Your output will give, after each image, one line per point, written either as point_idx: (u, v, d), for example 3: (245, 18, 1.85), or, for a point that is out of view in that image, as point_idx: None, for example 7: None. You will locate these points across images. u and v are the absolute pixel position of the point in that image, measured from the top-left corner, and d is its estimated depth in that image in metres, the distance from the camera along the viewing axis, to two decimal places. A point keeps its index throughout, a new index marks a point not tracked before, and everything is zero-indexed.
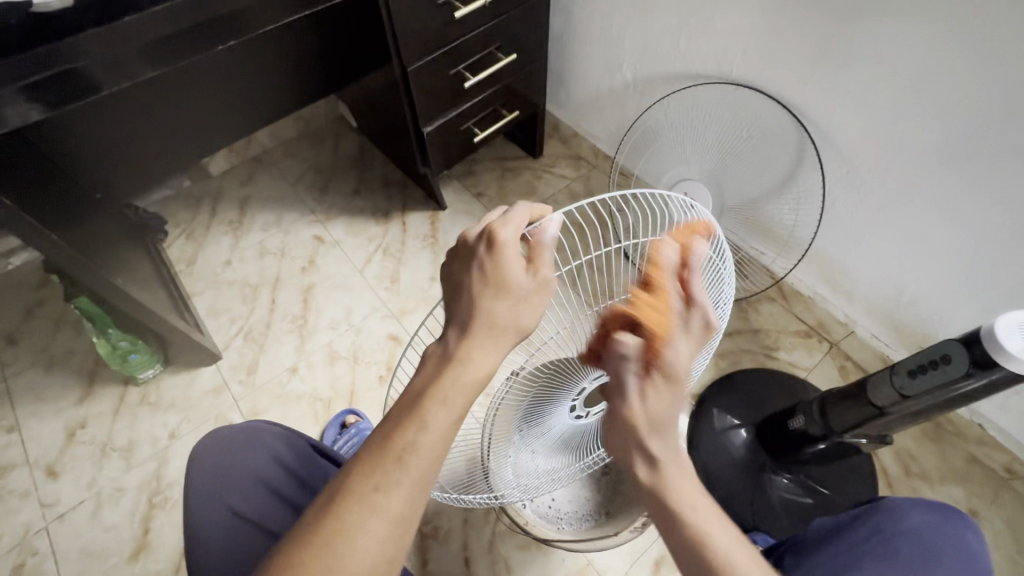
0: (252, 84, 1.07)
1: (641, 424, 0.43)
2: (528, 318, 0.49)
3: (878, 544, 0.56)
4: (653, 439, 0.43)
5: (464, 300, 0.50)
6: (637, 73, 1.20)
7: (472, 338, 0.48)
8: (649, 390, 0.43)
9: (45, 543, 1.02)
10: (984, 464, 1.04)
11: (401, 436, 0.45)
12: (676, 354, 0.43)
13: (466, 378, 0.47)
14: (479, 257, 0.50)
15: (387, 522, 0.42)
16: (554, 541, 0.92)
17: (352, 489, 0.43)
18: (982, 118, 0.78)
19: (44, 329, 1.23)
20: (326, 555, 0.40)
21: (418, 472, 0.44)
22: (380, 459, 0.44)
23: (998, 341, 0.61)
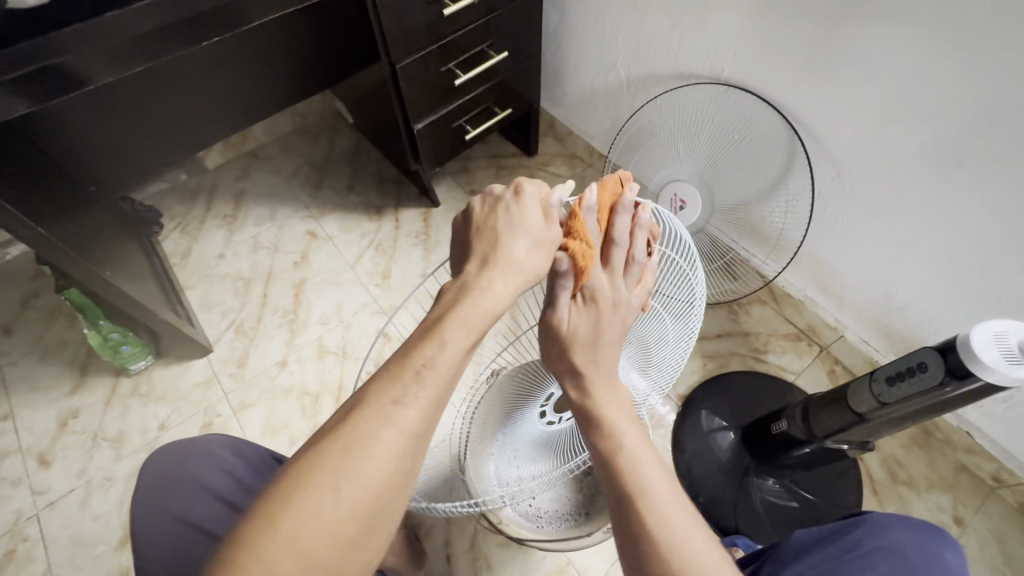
0: (245, 79, 1.06)
1: (565, 335, 0.54)
2: (547, 262, 0.53)
3: (852, 558, 0.54)
4: (577, 349, 0.54)
5: (485, 238, 0.53)
6: (631, 71, 1.19)
7: (492, 271, 0.51)
8: (573, 306, 0.54)
9: (35, 530, 1.04)
10: (972, 472, 1.03)
11: (420, 352, 0.45)
12: (593, 283, 0.54)
13: (484, 306, 0.48)
14: (507, 202, 0.55)
15: (403, 436, 0.41)
16: (531, 540, 0.94)
17: (368, 399, 0.42)
18: (970, 122, 0.77)
19: (40, 319, 1.25)
20: (343, 462, 0.39)
21: (436, 388, 0.44)
22: (400, 370, 0.44)
23: (973, 352, 0.60)
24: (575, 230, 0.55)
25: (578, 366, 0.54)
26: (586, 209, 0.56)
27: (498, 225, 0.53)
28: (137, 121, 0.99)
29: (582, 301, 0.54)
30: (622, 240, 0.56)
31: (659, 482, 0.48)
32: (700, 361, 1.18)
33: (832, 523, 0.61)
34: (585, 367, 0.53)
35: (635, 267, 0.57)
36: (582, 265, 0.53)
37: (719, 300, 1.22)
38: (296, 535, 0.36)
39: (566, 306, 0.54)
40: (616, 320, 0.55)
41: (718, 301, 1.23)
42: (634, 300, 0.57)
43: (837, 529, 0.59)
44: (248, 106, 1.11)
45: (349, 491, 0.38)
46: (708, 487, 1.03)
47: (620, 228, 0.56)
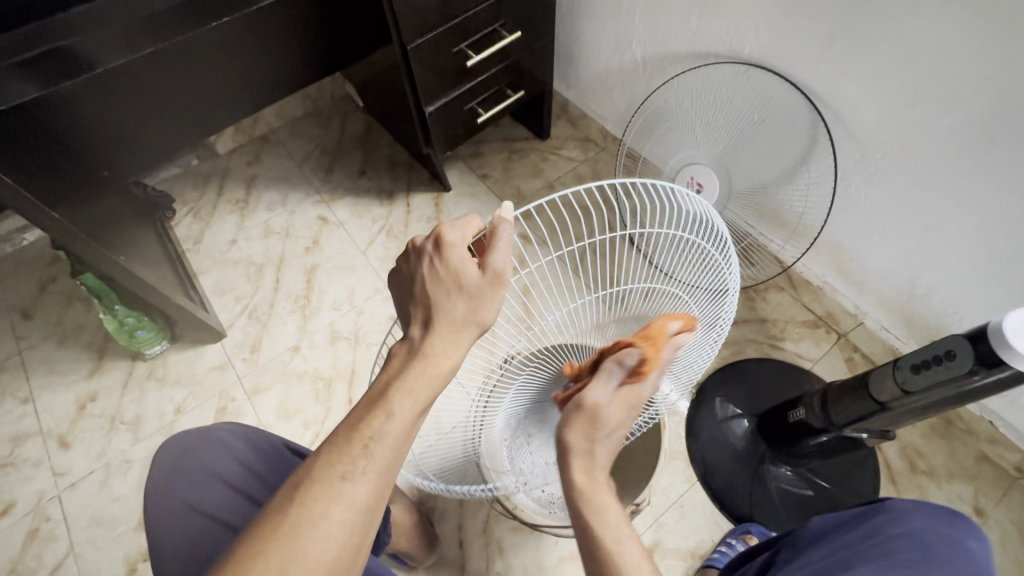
0: (256, 65, 1.04)
1: (595, 420, 0.50)
2: (486, 313, 0.52)
3: (869, 545, 0.53)
4: (600, 438, 0.51)
5: (421, 300, 0.53)
6: (648, 51, 1.16)
7: (433, 335, 0.52)
8: (614, 396, 0.51)
9: (58, 510, 1.06)
10: (994, 463, 1.01)
11: (368, 424, 0.46)
12: (641, 389, 0.51)
13: (431, 371, 0.50)
14: (431, 258, 0.53)
15: (353, 510, 0.42)
16: (543, 526, 0.95)
17: (315, 476, 0.43)
18: (1005, 101, 0.73)
19: (58, 303, 1.26)
20: (290, 543, 0.40)
21: (383, 460, 0.45)
22: (345, 447, 0.44)
23: (1004, 338, 0.58)
24: (653, 342, 0.51)
25: (592, 451, 0.51)
26: (672, 336, 0.52)
27: (428, 286, 0.53)
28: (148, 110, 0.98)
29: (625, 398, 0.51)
30: (679, 368, 0.54)
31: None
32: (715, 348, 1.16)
33: (852, 510, 0.60)
34: (599, 453, 0.52)
35: None
36: (645, 371, 0.51)
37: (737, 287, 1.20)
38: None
39: (607, 393, 0.51)
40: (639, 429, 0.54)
41: None
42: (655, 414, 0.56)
43: (856, 516, 0.58)
44: (258, 91, 1.10)
45: (297, 572, 0.39)
46: (722, 475, 1.02)
47: (686, 363, 0.54)
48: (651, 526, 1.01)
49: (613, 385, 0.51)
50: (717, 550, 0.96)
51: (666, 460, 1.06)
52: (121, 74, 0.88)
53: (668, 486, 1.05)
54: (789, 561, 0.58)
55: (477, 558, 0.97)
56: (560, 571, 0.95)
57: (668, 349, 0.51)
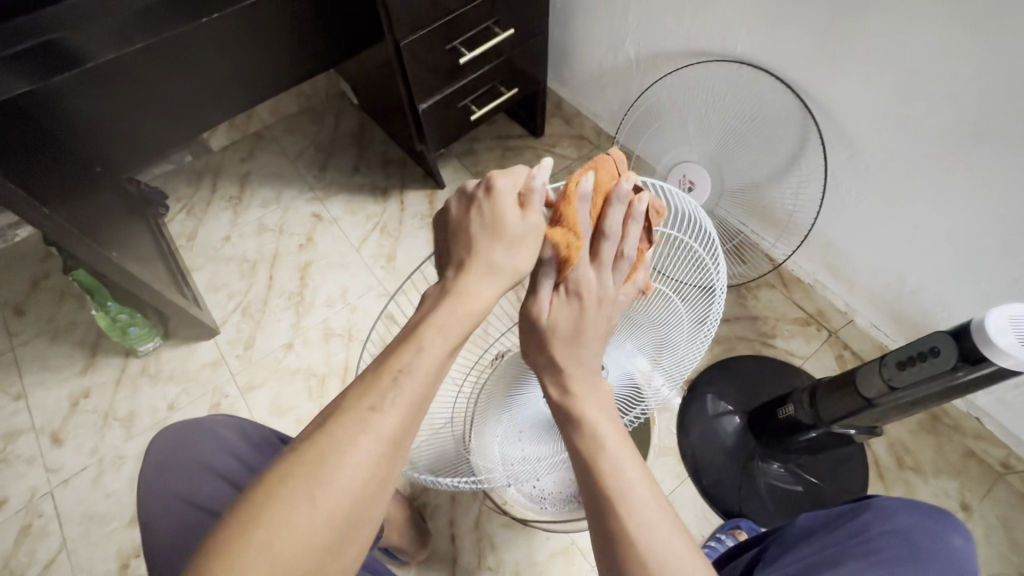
0: (251, 60, 1.04)
1: (544, 328, 0.54)
2: (523, 262, 0.53)
3: (857, 543, 0.54)
4: (556, 342, 0.53)
5: (462, 242, 0.54)
6: (641, 49, 1.16)
7: (468, 276, 0.52)
8: (555, 296, 0.54)
9: (50, 506, 1.06)
10: (981, 459, 1.02)
11: (397, 359, 0.46)
12: (576, 277, 0.53)
13: (463, 311, 0.50)
14: (479, 202, 0.54)
15: (380, 441, 0.42)
16: (532, 520, 0.95)
17: (348, 404, 0.43)
18: (994, 99, 0.74)
19: (50, 299, 1.26)
20: (318, 470, 0.40)
21: (413, 394, 0.44)
22: (376, 379, 0.45)
23: (987, 336, 0.59)
24: (565, 220, 0.54)
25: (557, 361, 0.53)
26: (580, 197, 0.53)
27: (473, 227, 0.54)
28: (141, 106, 0.97)
29: (565, 293, 0.54)
30: (613, 232, 0.54)
31: (637, 482, 0.48)
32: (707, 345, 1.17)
33: (839, 506, 0.61)
34: (567, 360, 0.53)
35: (624, 262, 0.56)
36: (567, 256, 0.53)
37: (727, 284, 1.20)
38: (273, 543, 0.38)
39: (546, 299, 0.54)
40: (598, 317, 0.54)
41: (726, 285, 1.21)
42: (619, 297, 0.56)
43: (843, 514, 0.59)
44: (251, 86, 1.09)
45: (324, 499, 0.39)
46: (712, 471, 1.03)
47: (613, 221, 0.54)
48: None
49: (550, 287, 0.54)
50: (707, 544, 0.97)
51: (657, 456, 1.07)
52: (112, 70, 0.87)
53: (659, 481, 1.06)
54: (776, 557, 0.59)
55: (469, 552, 0.98)
56: (551, 565, 0.96)
57: (574, 220, 0.54)
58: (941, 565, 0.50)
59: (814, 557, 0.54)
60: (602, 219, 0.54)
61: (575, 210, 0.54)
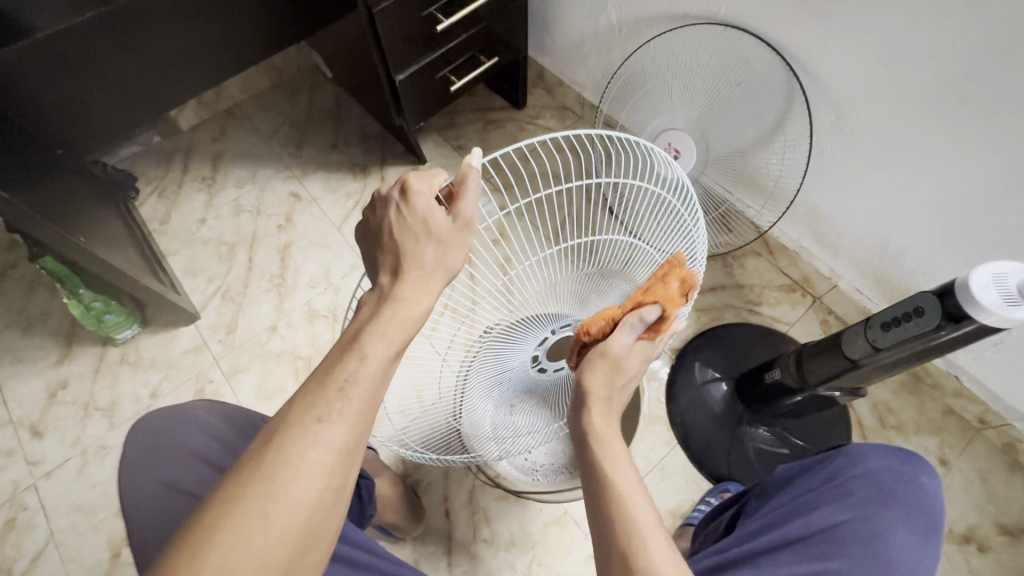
0: (216, 32, 0.98)
1: (619, 372, 0.55)
2: (454, 259, 0.52)
3: (830, 485, 0.63)
4: (622, 383, 0.56)
5: (388, 248, 0.53)
6: (623, 14, 1.13)
7: (403, 278, 0.51)
8: (634, 350, 0.55)
9: (35, 499, 1.04)
10: (960, 416, 1.05)
11: (343, 367, 0.45)
12: (660, 338, 0.57)
13: (405, 315, 0.50)
14: (397, 205, 0.53)
15: (330, 452, 0.42)
16: (526, 493, 0.98)
17: (292, 419, 0.43)
18: (974, 60, 0.74)
19: (19, 290, 1.21)
20: (268, 486, 0.40)
21: (360, 402, 0.45)
22: (321, 390, 0.44)
23: (972, 295, 0.59)
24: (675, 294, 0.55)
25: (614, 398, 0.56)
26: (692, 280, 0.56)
27: (396, 231, 0.52)
28: (103, 87, 0.92)
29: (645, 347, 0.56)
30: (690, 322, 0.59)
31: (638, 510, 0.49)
32: (694, 314, 1.17)
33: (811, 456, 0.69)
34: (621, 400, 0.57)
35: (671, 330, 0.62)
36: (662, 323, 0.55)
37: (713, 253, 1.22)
38: (228, 562, 0.38)
39: (629, 344, 0.55)
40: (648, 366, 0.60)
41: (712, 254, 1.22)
42: None
43: (817, 461, 0.67)
44: (219, 61, 1.04)
45: (279, 516, 0.39)
46: (701, 437, 1.05)
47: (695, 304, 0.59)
48: None
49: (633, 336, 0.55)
50: (697, 508, 1.00)
51: (646, 425, 1.08)
52: (74, 47, 0.82)
53: (649, 450, 1.07)
54: (758, 506, 0.68)
55: (464, 526, 0.99)
56: (545, 536, 0.97)
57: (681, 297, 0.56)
58: (906, 500, 0.60)
59: (792, 503, 0.63)
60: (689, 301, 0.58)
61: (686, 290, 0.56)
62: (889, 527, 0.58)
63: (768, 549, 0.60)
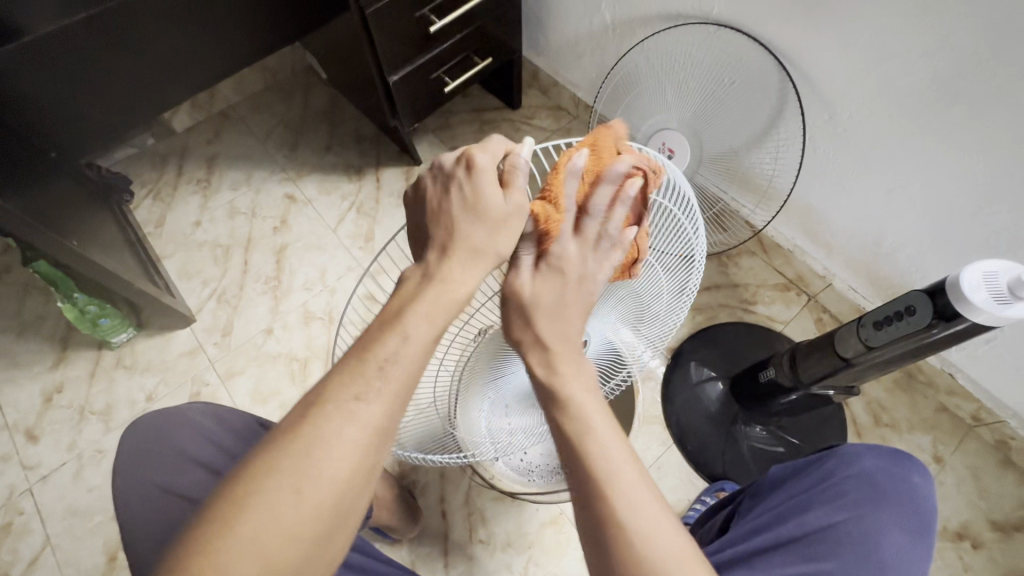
0: (209, 32, 0.97)
1: (525, 302, 0.53)
2: (505, 243, 0.51)
3: (823, 486, 0.63)
4: (539, 316, 0.53)
5: (443, 224, 0.52)
6: (616, 14, 1.13)
7: (452, 258, 0.50)
8: (537, 273, 0.54)
9: (31, 503, 1.04)
10: (953, 413, 1.06)
11: (382, 346, 0.44)
12: (558, 252, 0.53)
13: (449, 296, 0.49)
14: (460, 179, 0.52)
15: (365, 432, 0.41)
16: (521, 494, 0.98)
17: (329, 394, 0.42)
18: (965, 58, 0.74)
19: (13, 294, 1.21)
20: (303, 462, 0.39)
21: (399, 382, 0.43)
22: (359, 367, 0.43)
23: (962, 293, 0.60)
24: (550, 194, 0.53)
25: (541, 332, 0.53)
26: (568, 172, 0.52)
27: (453, 208, 0.52)
28: (95, 90, 0.92)
29: (547, 267, 0.54)
30: (600, 211, 0.53)
31: (614, 455, 0.47)
32: (690, 313, 1.18)
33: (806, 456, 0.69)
34: (547, 332, 0.53)
35: (607, 242, 0.54)
36: (546, 230, 0.53)
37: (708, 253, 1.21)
38: (257, 537, 0.37)
39: (529, 271, 0.54)
40: (579, 293, 0.54)
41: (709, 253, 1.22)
42: (605, 275, 0.55)
43: (812, 461, 0.67)
44: (212, 62, 1.04)
45: (311, 493, 0.38)
46: (696, 437, 1.05)
47: (601, 200, 0.53)
48: None
49: (531, 263, 0.54)
50: (692, 506, 1.00)
51: (641, 425, 1.08)
52: (64, 49, 0.82)
53: (646, 449, 1.07)
54: (752, 506, 0.68)
55: (460, 527, 0.99)
56: (542, 536, 0.98)
57: (561, 194, 0.53)
58: (899, 501, 0.60)
59: (785, 503, 0.64)
60: (588, 198, 0.53)
61: (563, 184, 0.52)
62: (881, 527, 0.59)
63: (759, 550, 0.60)
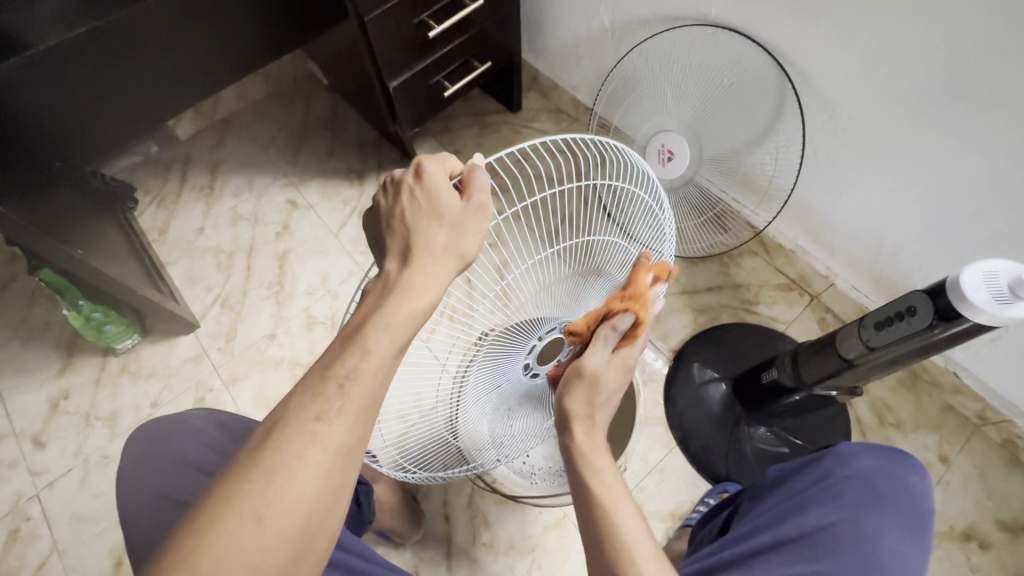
0: (209, 41, 0.98)
1: (599, 389, 0.58)
2: (467, 244, 0.52)
3: (820, 487, 0.63)
4: (603, 400, 0.58)
5: (400, 231, 0.52)
6: (615, 17, 1.13)
7: (413, 264, 0.50)
8: (611, 365, 0.58)
9: (38, 509, 1.05)
10: (958, 412, 1.05)
11: (343, 362, 0.45)
12: (633, 350, 0.58)
13: (409, 306, 0.49)
14: (411, 188, 0.53)
15: (329, 451, 0.42)
16: (521, 497, 0.98)
17: (291, 416, 0.43)
18: (961, 58, 0.74)
19: (20, 302, 1.22)
20: (265, 487, 0.40)
21: (362, 398, 0.44)
22: (321, 387, 0.44)
23: (962, 294, 0.59)
24: (641, 304, 0.56)
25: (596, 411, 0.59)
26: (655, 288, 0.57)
27: (409, 214, 0.52)
28: (97, 99, 0.92)
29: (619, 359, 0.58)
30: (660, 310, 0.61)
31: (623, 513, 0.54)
32: (692, 314, 1.18)
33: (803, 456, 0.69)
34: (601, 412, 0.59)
35: None
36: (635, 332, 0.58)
37: (708, 254, 1.20)
38: (223, 563, 0.38)
39: (603, 363, 0.58)
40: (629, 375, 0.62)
41: (709, 255, 1.20)
42: None
43: (807, 462, 0.67)
44: (214, 70, 1.04)
45: (274, 517, 0.39)
46: (699, 438, 1.05)
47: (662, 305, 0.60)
48: (632, 491, 1.04)
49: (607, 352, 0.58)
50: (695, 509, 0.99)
51: (643, 427, 1.08)
52: (63, 61, 0.82)
53: (648, 451, 1.07)
54: (751, 508, 0.68)
55: (463, 530, 0.99)
56: (544, 539, 0.97)
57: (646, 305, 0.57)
58: (896, 501, 0.60)
59: (783, 503, 0.64)
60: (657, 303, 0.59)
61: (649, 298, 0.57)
62: (880, 527, 0.58)
63: (757, 552, 0.60)
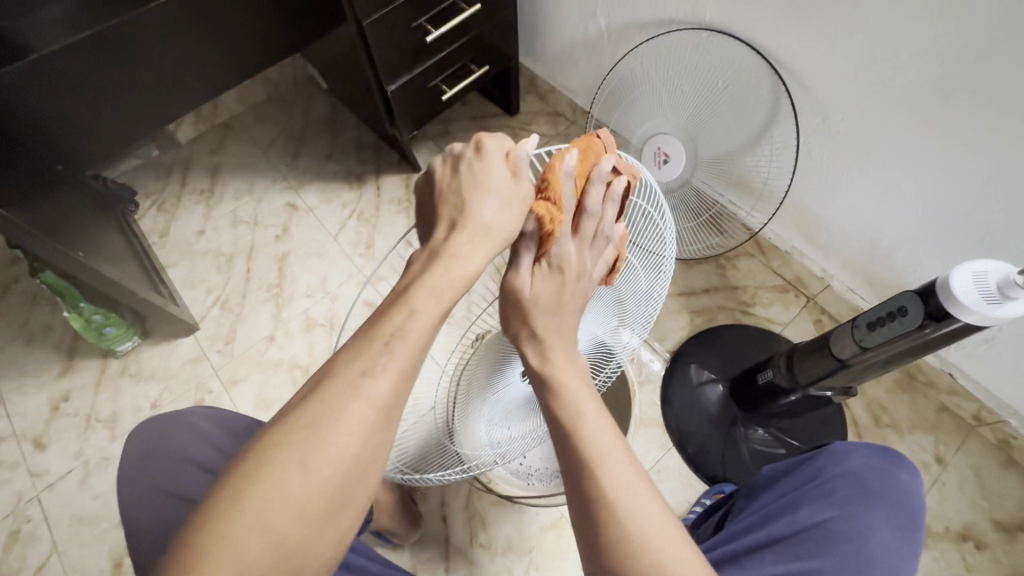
0: (210, 45, 0.99)
1: (528, 300, 0.56)
2: (515, 220, 0.52)
3: (812, 485, 0.63)
4: (537, 314, 0.56)
5: (452, 200, 0.53)
6: (612, 21, 1.14)
7: (461, 233, 0.51)
8: (537, 272, 0.56)
9: (38, 510, 1.05)
10: (954, 413, 1.05)
11: (388, 322, 0.45)
12: (559, 251, 0.56)
13: (457, 270, 0.49)
14: (469, 158, 0.54)
15: (374, 405, 0.42)
16: (519, 497, 0.99)
17: (338, 369, 0.43)
18: (953, 60, 0.75)
19: (22, 304, 1.23)
20: (312, 436, 0.40)
21: (405, 359, 0.44)
22: (369, 342, 0.44)
23: (953, 294, 0.60)
24: (549, 193, 0.55)
25: (537, 330, 0.56)
26: (565, 174, 0.55)
27: (462, 183, 0.53)
28: (99, 101, 0.92)
29: (546, 266, 0.57)
30: (594, 210, 0.58)
31: (625, 479, 0.47)
32: (689, 316, 1.18)
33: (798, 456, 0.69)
34: (545, 332, 0.56)
35: (600, 239, 0.59)
36: (550, 230, 0.55)
37: (706, 256, 1.21)
38: (266, 507, 0.38)
39: (527, 272, 0.56)
40: (577, 291, 0.58)
41: (705, 256, 1.20)
42: (598, 271, 0.60)
43: (801, 461, 0.67)
44: (215, 74, 1.05)
45: (317, 466, 0.39)
46: (696, 440, 1.05)
47: (594, 199, 0.57)
48: None
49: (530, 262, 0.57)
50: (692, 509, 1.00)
51: (639, 428, 1.09)
52: (62, 65, 0.84)
53: (646, 452, 1.08)
54: (745, 507, 0.68)
55: (461, 530, 0.99)
56: (542, 539, 0.98)
57: (559, 195, 0.55)
58: (888, 498, 0.61)
59: (777, 501, 0.64)
60: (585, 199, 0.57)
61: (560, 186, 0.55)
62: (870, 524, 0.59)
63: (750, 549, 0.60)
